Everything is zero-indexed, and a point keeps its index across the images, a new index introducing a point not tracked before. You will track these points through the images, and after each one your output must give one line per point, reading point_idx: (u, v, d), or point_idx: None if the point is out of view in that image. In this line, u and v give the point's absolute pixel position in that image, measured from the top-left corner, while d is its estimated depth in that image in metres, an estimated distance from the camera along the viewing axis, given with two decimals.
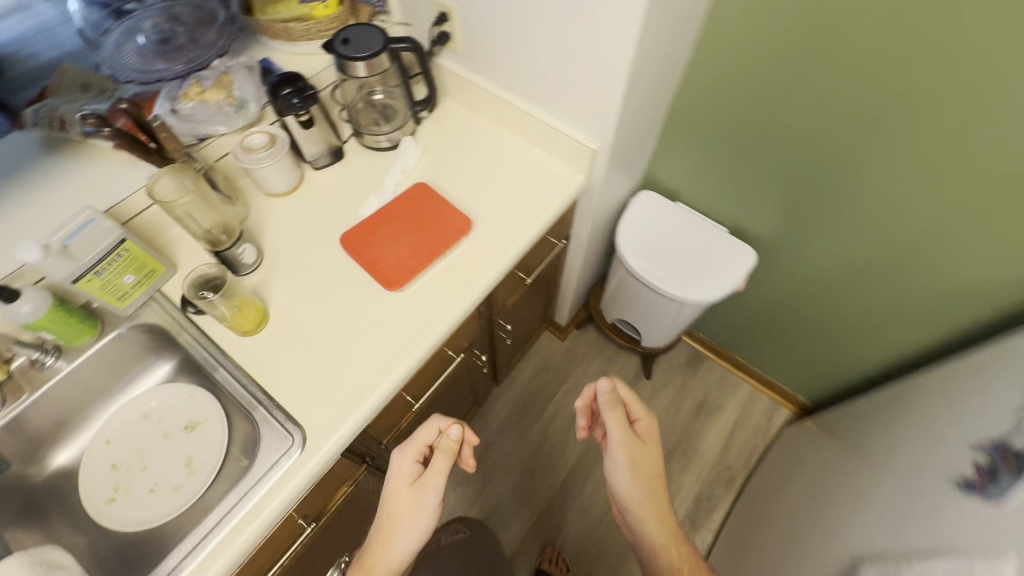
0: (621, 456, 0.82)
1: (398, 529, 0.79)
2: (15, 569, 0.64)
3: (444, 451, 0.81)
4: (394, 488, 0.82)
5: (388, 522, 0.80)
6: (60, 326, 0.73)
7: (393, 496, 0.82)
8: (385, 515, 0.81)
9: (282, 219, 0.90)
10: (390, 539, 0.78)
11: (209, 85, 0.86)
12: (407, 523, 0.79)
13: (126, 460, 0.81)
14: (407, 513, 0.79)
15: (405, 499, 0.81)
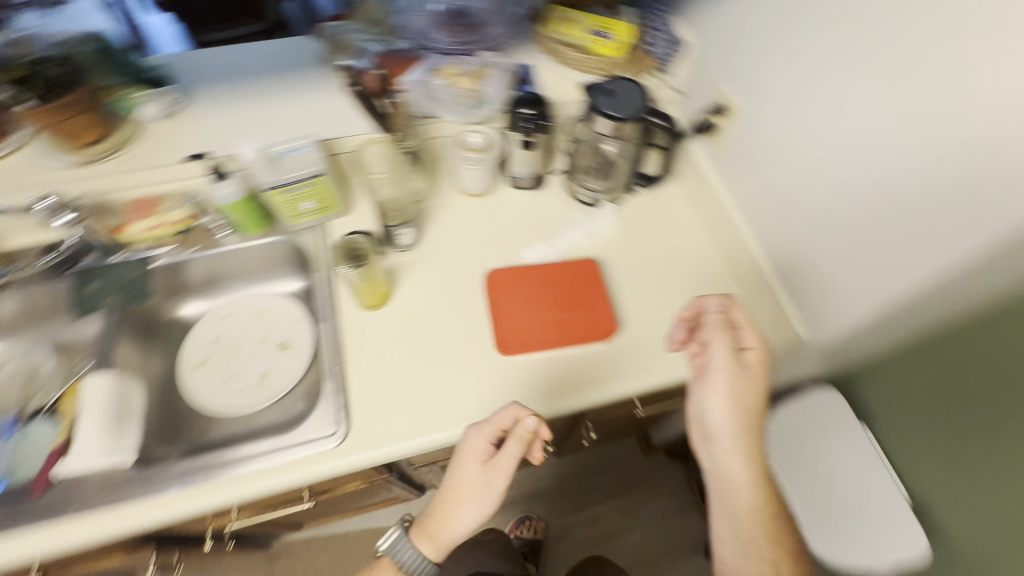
0: (721, 385, 0.62)
1: (463, 504, 0.63)
2: (101, 389, 0.76)
3: (518, 437, 0.63)
4: (463, 460, 0.64)
5: (453, 497, 0.64)
6: (241, 214, 0.81)
7: (459, 471, 0.65)
8: (449, 487, 0.65)
9: (453, 218, 0.89)
10: (454, 511, 0.63)
11: (466, 72, 0.86)
12: (471, 501, 0.63)
13: (226, 340, 0.89)
14: (473, 490, 0.63)
15: (474, 474, 0.64)
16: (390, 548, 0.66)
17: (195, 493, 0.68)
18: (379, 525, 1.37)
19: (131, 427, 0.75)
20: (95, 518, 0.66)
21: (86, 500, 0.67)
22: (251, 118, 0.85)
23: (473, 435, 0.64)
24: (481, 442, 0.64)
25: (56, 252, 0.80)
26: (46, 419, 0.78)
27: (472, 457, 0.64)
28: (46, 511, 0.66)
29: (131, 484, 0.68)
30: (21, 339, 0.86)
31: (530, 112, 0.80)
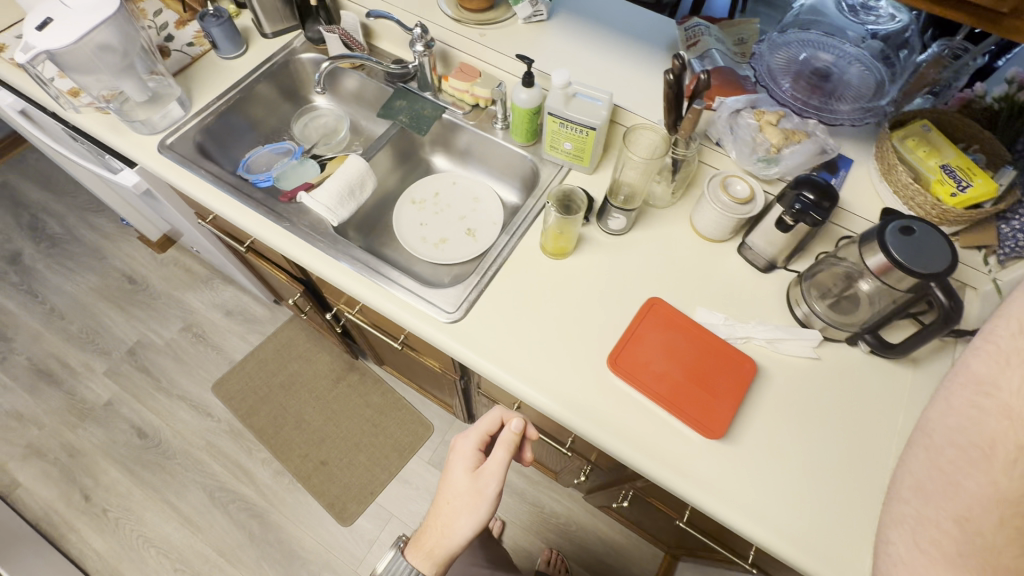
0: None
1: (461, 515, 0.75)
2: (355, 169, 0.97)
3: (505, 439, 0.75)
4: (456, 474, 0.78)
5: (448, 510, 0.76)
6: (519, 119, 0.92)
7: (455, 483, 0.78)
8: (443, 501, 0.78)
9: (665, 238, 0.89)
10: (450, 520, 0.75)
11: (781, 126, 0.82)
12: (465, 509, 0.75)
13: (443, 199, 1.06)
14: (465, 498, 0.75)
15: (467, 484, 0.77)
16: (392, 567, 0.76)
17: (351, 273, 0.86)
18: (426, 414, 1.54)
19: (350, 205, 0.95)
20: (289, 238, 0.89)
21: (296, 225, 0.90)
22: (580, 56, 0.95)
23: (463, 445, 0.80)
24: (468, 449, 0.79)
25: (398, 66, 1.02)
26: (315, 162, 1.07)
27: (463, 467, 0.78)
28: (277, 215, 0.91)
29: (323, 237, 0.89)
30: (342, 108, 1.19)
31: (810, 198, 0.74)
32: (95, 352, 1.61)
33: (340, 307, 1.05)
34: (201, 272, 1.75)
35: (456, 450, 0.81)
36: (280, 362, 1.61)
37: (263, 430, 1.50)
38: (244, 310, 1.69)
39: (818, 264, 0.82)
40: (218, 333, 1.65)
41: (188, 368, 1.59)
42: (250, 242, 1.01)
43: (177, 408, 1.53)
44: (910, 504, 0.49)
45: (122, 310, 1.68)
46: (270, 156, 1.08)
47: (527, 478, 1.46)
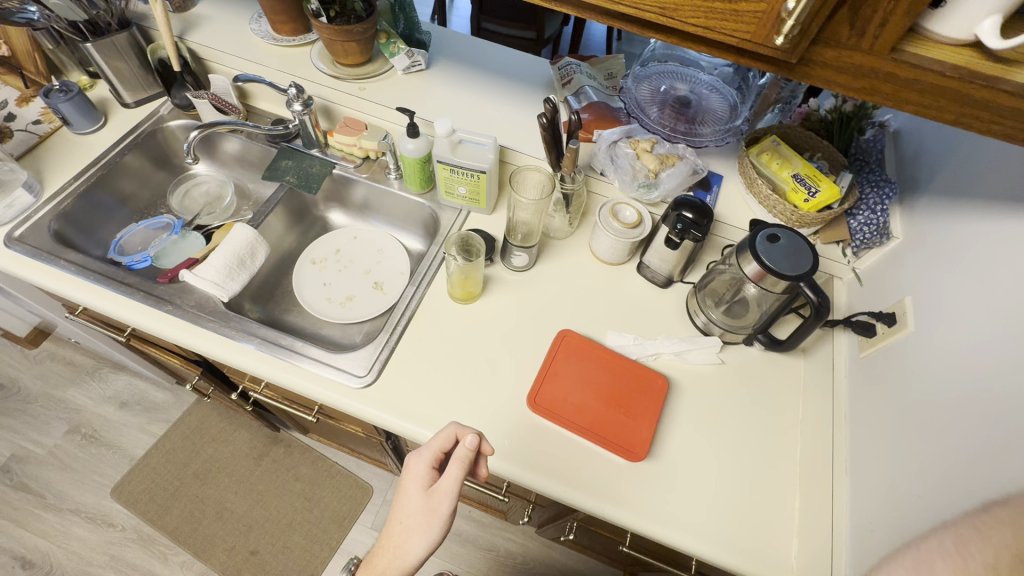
0: None
1: (412, 536, 0.62)
2: (242, 238, 0.91)
3: (459, 459, 0.61)
4: (408, 493, 0.65)
5: (400, 531, 0.63)
6: (410, 168, 0.92)
7: (405, 499, 0.65)
8: (395, 521, 0.65)
9: (568, 268, 0.91)
10: (402, 542, 0.63)
11: (655, 153, 0.88)
12: (418, 530, 0.63)
13: (345, 255, 1.03)
14: (418, 518, 0.63)
15: (419, 502, 0.64)
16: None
17: (249, 351, 0.80)
18: (364, 476, 1.45)
19: (240, 276, 0.89)
20: (174, 323, 0.81)
21: (180, 306, 0.83)
22: (464, 101, 0.97)
23: (416, 460, 0.66)
24: (423, 465, 0.65)
25: (278, 126, 0.99)
26: (198, 234, 1.00)
27: (414, 485, 0.65)
28: (158, 299, 0.83)
29: (212, 316, 0.83)
30: (226, 172, 1.13)
31: (689, 216, 0.79)
32: None
33: (245, 385, 0.97)
34: (86, 362, 1.57)
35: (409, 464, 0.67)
36: (190, 449, 1.46)
37: (177, 530, 1.34)
38: (142, 398, 1.52)
39: (708, 274, 0.87)
40: (113, 429, 1.47)
41: (79, 475, 1.40)
42: (130, 331, 0.92)
43: (69, 524, 1.33)
44: None
45: None
46: (146, 233, 1.00)
47: (477, 523, 1.42)
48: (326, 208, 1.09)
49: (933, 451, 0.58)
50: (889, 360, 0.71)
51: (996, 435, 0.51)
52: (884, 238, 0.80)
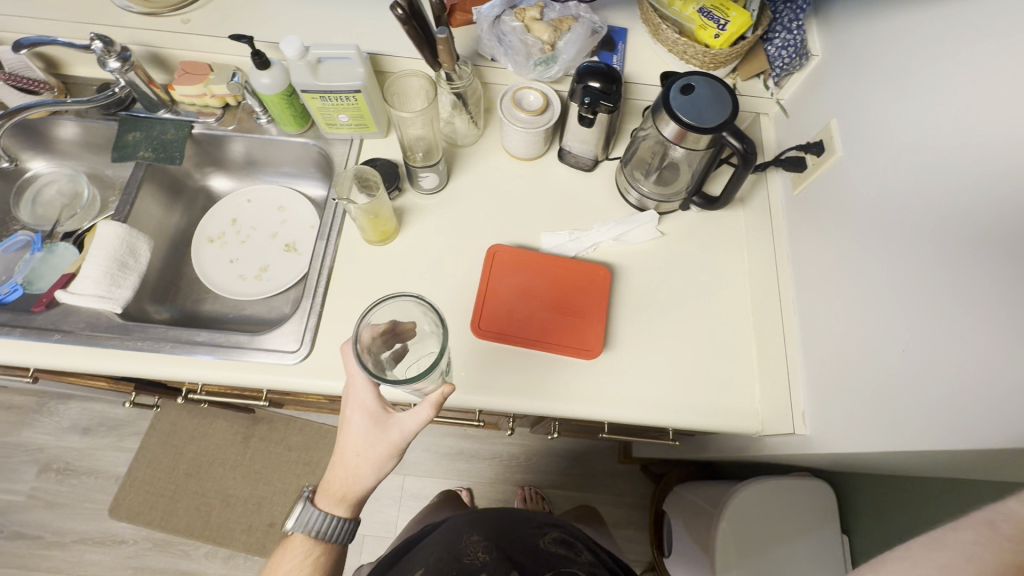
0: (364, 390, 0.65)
1: (364, 459, 0.63)
2: (111, 236, 0.79)
3: (430, 398, 0.61)
4: (356, 426, 0.64)
5: (356, 461, 0.64)
6: (277, 107, 0.79)
7: (356, 431, 0.64)
8: (347, 451, 0.65)
9: (484, 176, 0.83)
10: (359, 471, 0.64)
11: (546, 20, 0.77)
12: (374, 460, 0.63)
13: (243, 223, 0.91)
14: (375, 449, 0.63)
15: (363, 431, 0.64)
16: (299, 522, 0.65)
17: (164, 357, 0.73)
18: None
19: (126, 279, 0.79)
20: (69, 350, 0.73)
21: (70, 331, 0.74)
22: (315, 8, 0.81)
23: (362, 392, 0.65)
24: (370, 394, 0.65)
25: (105, 93, 0.82)
26: (67, 244, 0.87)
27: (367, 417, 0.64)
28: (41, 331, 0.73)
29: (111, 332, 0.74)
30: (73, 163, 0.96)
31: (595, 87, 0.70)
32: None
33: (185, 387, 0.91)
34: (27, 401, 1.46)
35: (353, 397, 0.66)
36: (171, 453, 1.43)
37: (189, 528, 1.36)
38: (102, 419, 1.45)
39: (632, 145, 0.81)
40: (85, 456, 1.42)
41: (69, 508, 1.37)
42: (33, 370, 0.83)
43: (79, 553, 1.34)
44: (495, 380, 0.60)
45: None
46: (5, 259, 0.86)
47: (474, 438, 1.46)
48: (204, 175, 0.95)
49: (874, 272, 0.57)
50: (819, 193, 0.69)
51: (924, 245, 0.50)
52: (804, 59, 0.73)
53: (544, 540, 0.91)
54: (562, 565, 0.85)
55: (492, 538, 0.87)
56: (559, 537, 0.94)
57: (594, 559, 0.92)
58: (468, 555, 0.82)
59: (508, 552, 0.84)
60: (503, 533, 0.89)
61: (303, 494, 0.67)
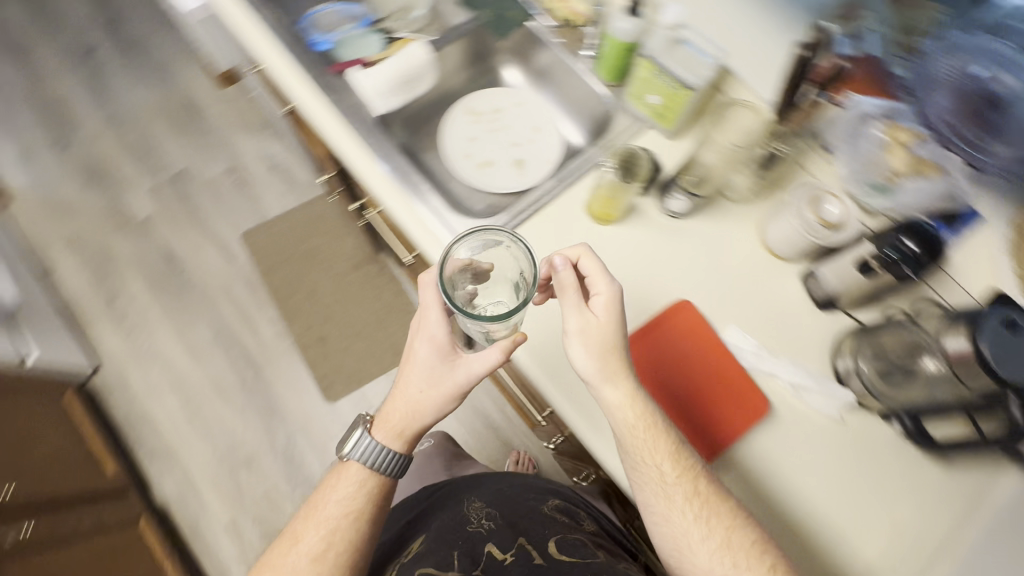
0: (436, 318, 0.68)
1: (428, 392, 0.68)
2: (417, 58, 0.87)
3: (504, 343, 0.65)
4: (424, 361, 0.69)
5: (421, 399, 0.69)
6: (611, 53, 0.80)
7: (425, 367, 0.68)
8: (410, 386, 0.69)
9: (722, 235, 0.77)
10: (422, 404, 0.69)
11: (914, 150, 0.66)
12: (440, 399, 0.68)
13: (502, 117, 0.96)
14: (444, 389, 0.68)
15: (431, 364, 0.68)
16: (359, 451, 0.70)
17: (377, 170, 0.80)
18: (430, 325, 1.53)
19: (401, 95, 0.87)
20: (326, 114, 0.83)
21: (337, 102, 0.83)
22: None
23: (434, 325, 0.68)
24: (445, 333, 0.68)
25: None
26: (381, 38, 0.95)
27: (434, 355, 0.68)
28: (321, 86, 0.84)
29: (359, 124, 0.83)
30: None
31: (911, 249, 0.62)
32: (143, 170, 1.65)
33: (364, 199, 1.00)
34: (256, 116, 1.72)
35: (420, 338, 0.69)
36: (311, 232, 1.60)
37: (276, 291, 1.54)
38: (287, 168, 1.67)
39: (886, 323, 0.70)
40: (258, 184, 1.65)
41: (222, 209, 1.62)
42: (291, 108, 0.96)
43: (205, 243, 1.58)
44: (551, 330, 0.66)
45: (175, 136, 1.69)
46: (336, 18, 0.94)
47: (505, 415, 1.47)
48: (503, 60, 0.99)
49: None
50: None
51: None
52: None
53: (545, 504, 0.93)
54: (566, 531, 0.86)
55: (493, 503, 0.91)
56: (560, 506, 0.95)
57: (593, 528, 0.93)
58: (472, 523, 0.86)
59: (512, 518, 0.88)
60: (505, 499, 0.93)
61: (361, 422, 0.71)
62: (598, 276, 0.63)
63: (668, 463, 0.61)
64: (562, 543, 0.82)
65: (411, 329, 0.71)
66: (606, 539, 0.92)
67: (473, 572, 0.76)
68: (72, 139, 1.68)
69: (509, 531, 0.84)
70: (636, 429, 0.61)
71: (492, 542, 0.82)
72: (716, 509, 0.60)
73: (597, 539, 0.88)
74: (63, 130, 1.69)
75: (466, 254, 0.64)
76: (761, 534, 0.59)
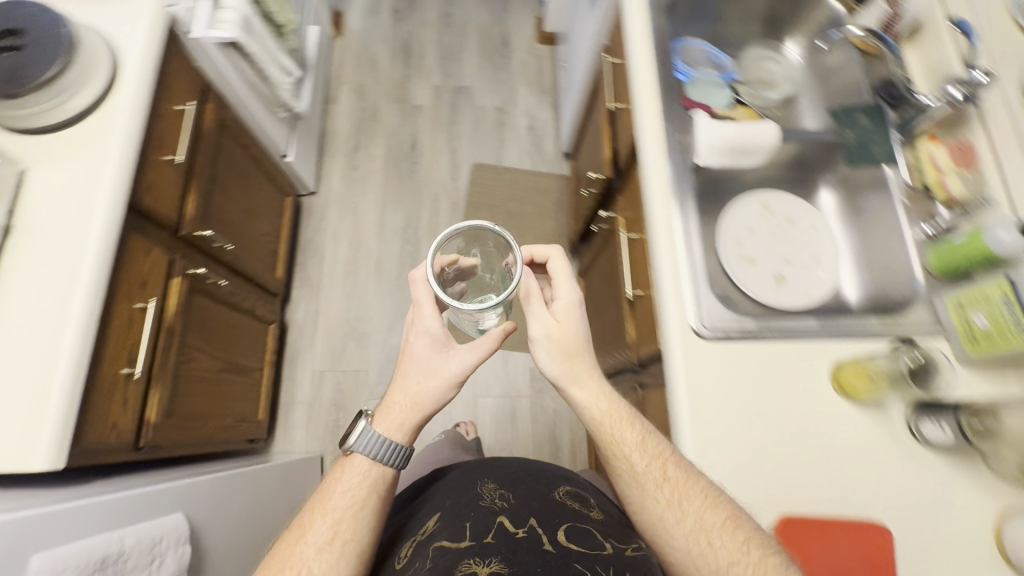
0: (429, 310, 0.72)
1: (426, 384, 0.73)
2: (761, 134, 0.85)
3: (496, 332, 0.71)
4: (420, 353, 0.73)
5: (417, 391, 0.74)
6: (963, 249, 0.72)
7: (419, 360, 0.73)
8: (408, 375, 0.74)
9: (964, 495, 0.67)
10: (421, 394, 0.74)
11: None
12: (437, 385, 0.73)
13: (790, 228, 0.92)
14: (440, 379, 0.72)
15: (429, 357, 0.73)
16: (360, 438, 0.73)
17: (667, 211, 0.82)
18: None
19: (722, 156, 0.85)
20: (655, 139, 0.85)
21: (670, 134, 0.85)
22: None
23: (427, 320, 0.73)
24: (435, 331, 0.73)
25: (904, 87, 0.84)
26: (731, 95, 0.96)
27: (429, 344, 0.73)
28: (666, 114, 0.86)
29: (677, 163, 0.84)
30: (802, 71, 1.03)
31: None
32: (441, 68, 1.83)
33: (617, 216, 1.03)
34: (546, 80, 1.83)
35: (415, 335, 0.74)
36: (526, 198, 1.68)
37: (469, 225, 1.65)
38: (541, 135, 1.76)
39: None
40: (512, 134, 1.76)
41: (473, 135, 1.75)
42: (619, 106, 1.02)
43: (443, 153, 1.73)
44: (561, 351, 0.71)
45: (480, 57, 1.86)
46: (703, 57, 1.00)
47: (573, 458, 1.46)
48: (823, 184, 0.97)
49: None
50: None
51: None
52: None
53: (557, 492, 0.84)
54: (576, 517, 0.75)
55: (506, 486, 0.85)
56: (572, 493, 0.86)
57: (613, 518, 0.80)
58: (485, 499, 0.80)
59: (528, 499, 0.80)
60: (520, 483, 0.87)
61: (363, 414, 0.74)
62: (563, 281, 0.70)
63: (631, 434, 0.69)
64: (575, 525, 0.73)
65: (405, 328, 0.75)
66: (619, 522, 0.81)
67: (485, 541, 0.68)
68: (411, 14, 1.91)
69: (523, 509, 0.76)
70: (600, 416, 0.70)
71: (505, 515, 0.74)
72: (685, 492, 0.63)
73: (614, 524, 0.76)
74: (408, 5, 1.93)
75: (455, 247, 0.61)
76: (734, 511, 0.61)
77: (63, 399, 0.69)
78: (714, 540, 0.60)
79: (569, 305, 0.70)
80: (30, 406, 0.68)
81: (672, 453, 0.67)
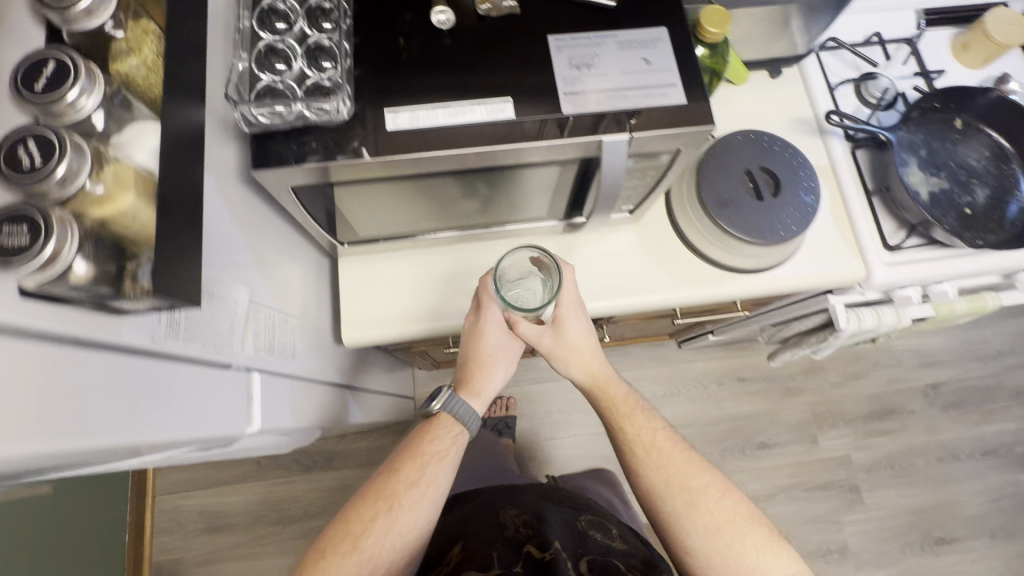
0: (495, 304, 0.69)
1: (493, 371, 0.70)
2: None
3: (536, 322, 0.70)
4: (494, 336, 0.69)
5: (493, 364, 0.70)
6: None
7: (490, 339, 0.69)
8: (485, 355, 0.69)
9: None
10: (495, 369, 0.70)
11: None
12: (506, 362, 0.71)
13: None
14: (510, 353, 0.71)
15: (502, 342, 0.70)
16: (449, 404, 0.68)
17: None
18: None
19: None
20: None
21: None
22: None
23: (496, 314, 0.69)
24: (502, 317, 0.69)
25: None
26: None
27: (501, 331, 0.70)
28: None
29: None
30: None
31: None
32: (877, 464, 1.47)
33: None
34: None
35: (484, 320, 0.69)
36: None
37: None
38: None
39: None
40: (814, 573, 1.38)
41: (797, 520, 1.42)
42: None
43: (764, 484, 1.44)
44: (582, 350, 0.70)
45: (910, 514, 1.44)
46: None
47: None
48: None
49: None
50: None
51: None
52: None
53: (580, 516, 0.78)
54: (595, 547, 0.69)
55: (530, 512, 0.78)
56: (596, 520, 0.78)
57: (637, 545, 0.74)
58: (507, 525, 0.74)
59: (550, 520, 0.75)
60: (542, 505, 0.81)
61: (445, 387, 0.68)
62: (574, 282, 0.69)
63: (626, 402, 0.70)
64: (596, 558, 0.67)
65: (469, 313, 0.70)
66: (642, 551, 0.72)
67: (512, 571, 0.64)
68: (941, 411, 1.52)
69: (550, 534, 0.71)
70: (600, 383, 0.71)
71: (533, 542, 0.69)
72: (675, 461, 0.67)
73: (636, 555, 0.70)
74: (954, 401, 1.53)
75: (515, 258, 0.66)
76: (730, 487, 0.65)
77: (409, 334, 0.72)
78: (702, 507, 0.63)
79: (574, 309, 0.69)
80: (400, 312, 0.72)
81: (662, 430, 0.69)
